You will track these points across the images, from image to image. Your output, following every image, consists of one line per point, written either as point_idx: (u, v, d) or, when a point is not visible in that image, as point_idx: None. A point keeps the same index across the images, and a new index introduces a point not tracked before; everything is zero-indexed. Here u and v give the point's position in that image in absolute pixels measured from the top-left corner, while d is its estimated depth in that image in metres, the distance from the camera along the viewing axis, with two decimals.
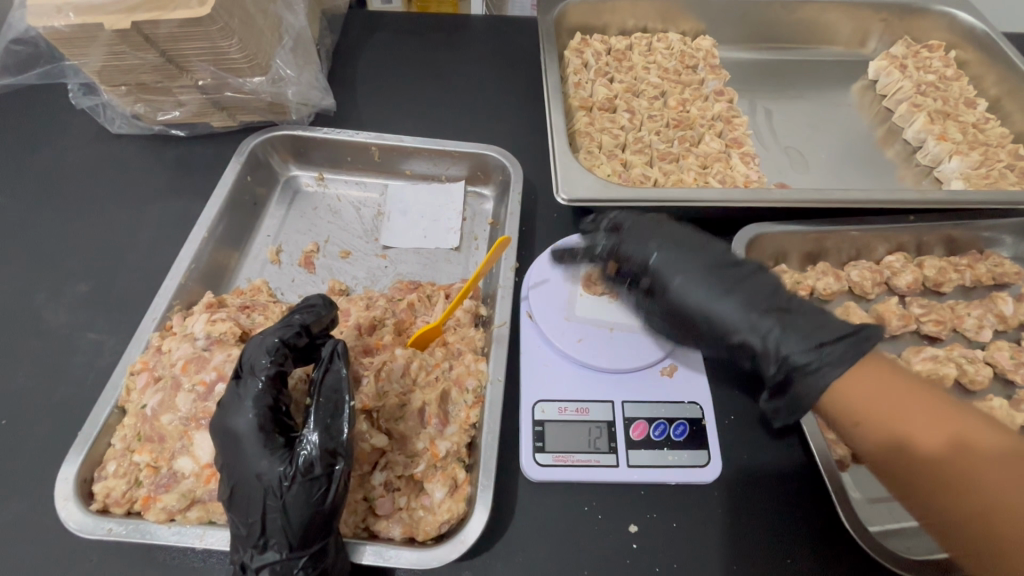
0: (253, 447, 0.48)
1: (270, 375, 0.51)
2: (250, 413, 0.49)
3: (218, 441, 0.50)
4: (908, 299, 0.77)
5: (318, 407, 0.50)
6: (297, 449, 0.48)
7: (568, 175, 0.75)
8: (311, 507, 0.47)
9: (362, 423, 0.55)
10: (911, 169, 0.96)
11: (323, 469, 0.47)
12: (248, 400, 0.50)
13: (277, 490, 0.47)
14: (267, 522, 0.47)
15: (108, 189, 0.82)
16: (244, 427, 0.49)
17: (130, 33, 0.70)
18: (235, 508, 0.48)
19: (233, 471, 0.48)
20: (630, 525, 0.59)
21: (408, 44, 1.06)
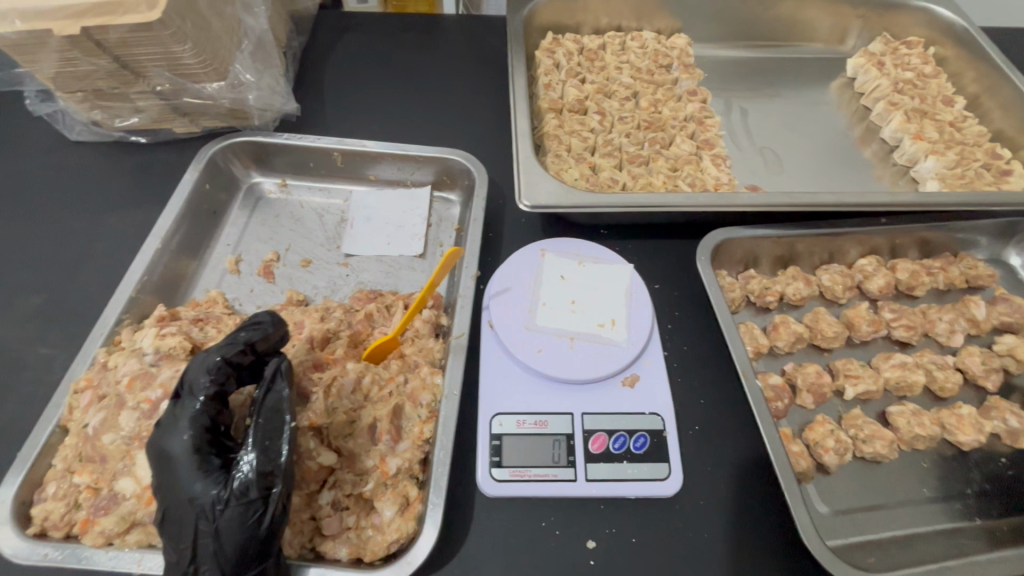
0: (186, 469, 0.46)
1: (208, 395, 0.50)
2: (185, 433, 0.48)
3: (152, 463, 0.48)
4: (879, 303, 0.76)
5: (257, 428, 0.48)
6: (233, 471, 0.47)
7: (531, 180, 0.73)
8: (244, 532, 0.45)
9: (309, 440, 0.54)
10: (888, 168, 0.94)
11: (259, 492, 0.46)
12: (184, 420, 0.48)
13: (209, 514, 0.45)
14: (199, 549, 0.45)
15: (65, 199, 0.80)
16: (179, 449, 0.47)
17: (79, 38, 0.68)
18: (168, 534, 0.46)
19: (166, 495, 0.46)
20: (588, 541, 0.58)
21: (378, 45, 1.04)
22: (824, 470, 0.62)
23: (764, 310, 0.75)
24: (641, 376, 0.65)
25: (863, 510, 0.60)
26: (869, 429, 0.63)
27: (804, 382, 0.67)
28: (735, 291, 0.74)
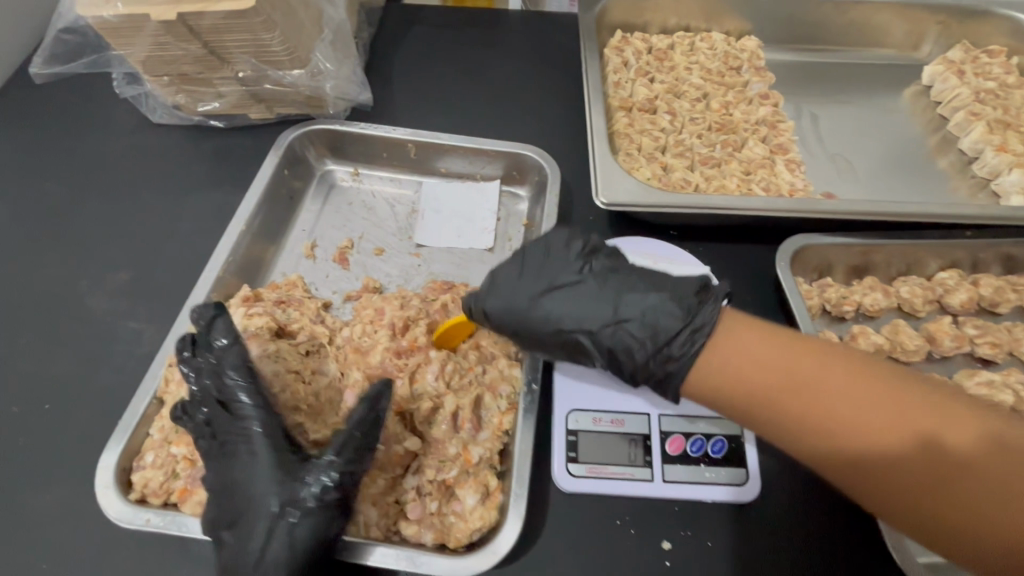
0: (265, 467, 0.52)
1: (258, 404, 0.55)
2: (258, 430, 0.54)
3: (224, 459, 0.54)
4: (961, 319, 0.74)
5: (347, 448, 0.51)
6: (305, 483, 0.51)
7: (607, 178, 0.73)
8: (316, 544, 0.49)
9: (396, 425, 0.57)
10: (966, 180, 0.91)
11: (336, 507, 0.50)
12: (251, 420, 0.54)
13: (285, 518, 0.50)
14: (262, 556, 0.49)
15: (149, 179, 0.82)
16: (253, 458, 0.53)
17: (174, 24, 0.69)
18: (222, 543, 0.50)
19: (242, 491, 0.52)
20: (663, 542, 0.57)
21: (445, 39, 1.05)
22: None
23: (840, 319, 0.73)
24: None
25: None
26: None
27: None
28: (811, 299, 0.73)
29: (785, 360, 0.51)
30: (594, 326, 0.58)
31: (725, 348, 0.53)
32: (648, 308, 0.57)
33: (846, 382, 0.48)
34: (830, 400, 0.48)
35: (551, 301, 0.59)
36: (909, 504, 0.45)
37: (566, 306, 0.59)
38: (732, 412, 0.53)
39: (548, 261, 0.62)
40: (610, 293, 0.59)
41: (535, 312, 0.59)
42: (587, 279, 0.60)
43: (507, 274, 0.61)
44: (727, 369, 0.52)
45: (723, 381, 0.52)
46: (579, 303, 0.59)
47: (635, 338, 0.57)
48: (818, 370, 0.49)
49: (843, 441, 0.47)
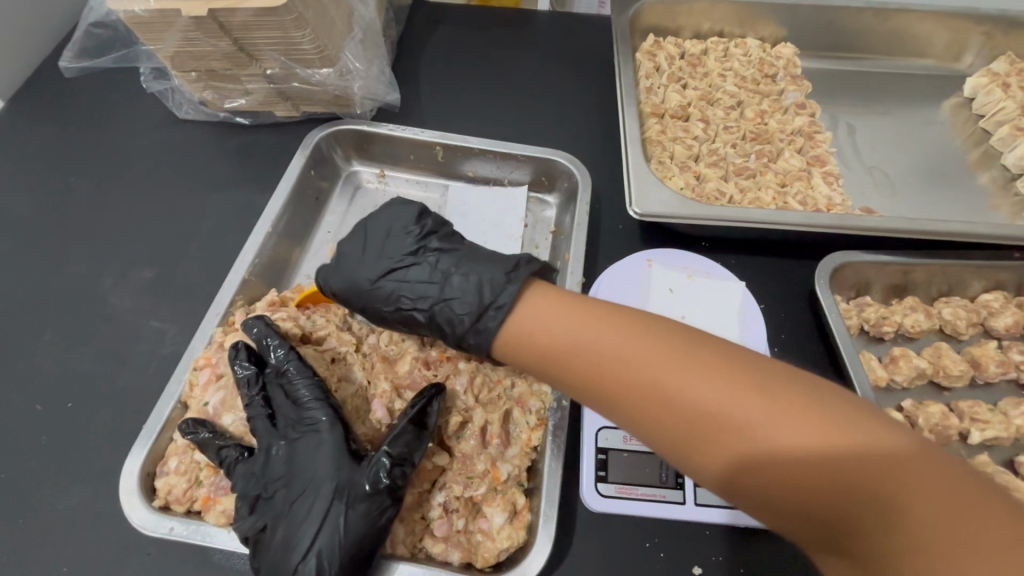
0: (325, 449, 0.51)
1: (318, 393, 0.54)
2: (322, 414, 0.53)
3: (283, 442, 0.53)
4: (1007, 344, 0.71)
5: (404, 433, 0.52)
6: (361, 471, 0.50)
7: (642, 188, 0.71)
8: (367, 526, 0.48)
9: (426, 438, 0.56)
10: (1009, 198, 0.88)
11: (389, 493, 0.49)
12: (314, 408, 0.53)
13: (339, 500, 0.49)
14: (308, 548, 0.48)
15: (174, 176, 0.82)
16: (306, 445, 0.52)
17: (205, 20, 0.68)
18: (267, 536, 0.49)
19: (297, 473, 0.51)
20: (695, 567, 0.55)
21: (473, 39, 1.03)
22: None
23: (879, 340, 0.71)
24: None
25: None
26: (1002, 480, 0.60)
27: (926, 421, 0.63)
28: (850, 318, 0.70)
29: (616, 358, 0.44)
30: (434, 293, 0.56)
31: (545, 314, 0.49)
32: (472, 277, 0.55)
33: (683, 368, 0.42)
34: (657, 391, 0.42)
35: (390, 284, 0.58)
36: (803, 506, 0.37)
37: (401, 288, 0.58)
38: (601, 410, 0.46)
39: (387, 241, 0.60)
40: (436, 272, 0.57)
41: (376, 289, 0.58)
42: (422, 257, 0.58)
43: (358, 248, 0.60)
44: (564, 343, 0.47)
45: (554, 359, 0.47)
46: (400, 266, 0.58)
47: (456, 314, 0.54)
48: (665, 357, 0.43)
49: (699, 436, 0.40)
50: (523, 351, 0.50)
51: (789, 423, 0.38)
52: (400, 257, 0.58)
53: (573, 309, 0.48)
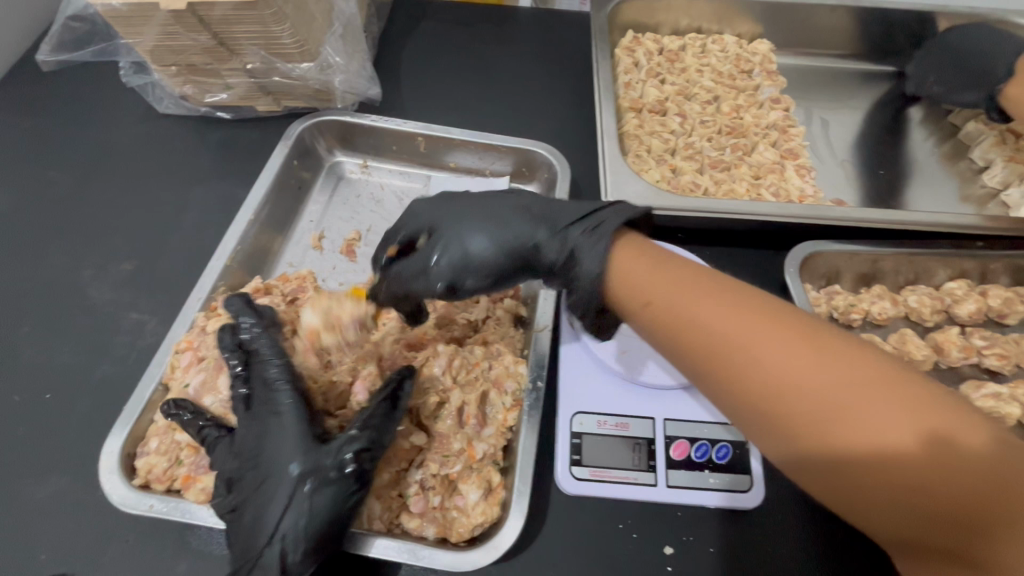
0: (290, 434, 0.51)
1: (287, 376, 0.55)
2: (287, 399, 0.53)
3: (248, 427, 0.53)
4: (969, 329, 0.73)
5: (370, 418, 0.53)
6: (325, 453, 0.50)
7: (617, 180, 0.73)
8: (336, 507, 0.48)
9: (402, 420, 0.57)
10: (976, 190, 0.91)
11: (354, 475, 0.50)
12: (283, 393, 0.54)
13: (303, 483, 0.49)
14: (273, 531, 0.48)
15: (155, 170, 0.82)
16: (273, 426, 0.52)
17: (184, 14, 0.68)
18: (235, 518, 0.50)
19: (264, 456, 0.51)
20: (665, 547, 0.57)
21: (455, 34, 1.04)
22: None
23: (847, 327, 0.73)
24: None
25: None
26: None
27: None
28: (820, 306, 0.72)
29: (755, 333, 0.41)
30: (528, 233, 0.56)
31: (657, 281, 0.46)
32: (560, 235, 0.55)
33: (832, 349, 0.40)
34: (763, 368, 0.40)
35: (473, 232, 0.56)
36: (937, 504, 0.36)
37: (485, 233, 0.56)
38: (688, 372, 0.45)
39: (456, 203, 0.60)
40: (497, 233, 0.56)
41: (464, 236, 0.56)
42: (501, 209, 0.58)
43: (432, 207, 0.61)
44: (654, 299, 0.46)
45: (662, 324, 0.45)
46: (466, 224, 0.57)
47: (553, 247, 0.55)
48: (788, 340, 0.40)
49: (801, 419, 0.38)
50: (627, 299, 0.48)
51: (931, 415, 0.36)
52: (471, 213, 0.58)
53: (698, 281, 0.45)
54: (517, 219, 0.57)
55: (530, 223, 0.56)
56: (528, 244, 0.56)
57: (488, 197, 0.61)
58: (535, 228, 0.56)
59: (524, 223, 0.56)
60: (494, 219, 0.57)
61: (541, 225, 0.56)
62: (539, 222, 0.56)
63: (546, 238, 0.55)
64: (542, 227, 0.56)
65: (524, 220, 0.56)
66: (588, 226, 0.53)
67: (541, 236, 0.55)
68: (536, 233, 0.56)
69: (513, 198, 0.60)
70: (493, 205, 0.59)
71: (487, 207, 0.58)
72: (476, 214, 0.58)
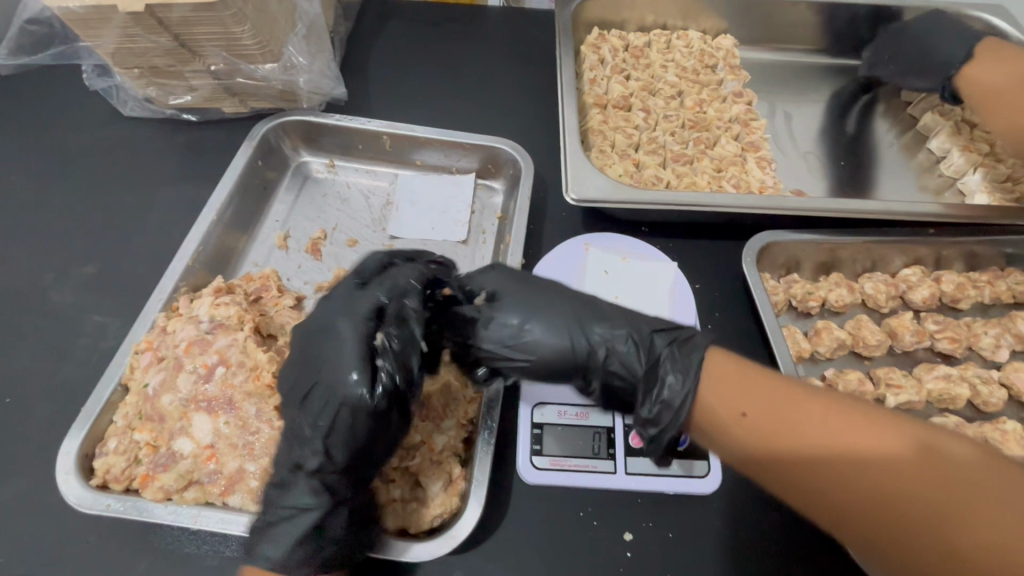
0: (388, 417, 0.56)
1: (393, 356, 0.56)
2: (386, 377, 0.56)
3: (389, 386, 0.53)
4: (923, 314, 0.76)
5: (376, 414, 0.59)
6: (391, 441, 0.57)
7: (578, 174, 0.74)
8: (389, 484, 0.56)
9: None
10: (934, 179, 0.93)
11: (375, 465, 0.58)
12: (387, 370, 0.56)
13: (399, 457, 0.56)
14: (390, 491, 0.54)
15: (118, 173, 0.82)
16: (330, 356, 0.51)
17: (143, 16, 0.67)
18: (322, 461, 0.50)
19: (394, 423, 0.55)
20: (625, 533, 0.58)
21: (422, 34, 1.04)
22: None
23: (806, 315, 0.75)
24: None
25: None
26: None
27: (845, 387, 0.67)
28: (778, 295, 0.74)
29: (800, 421, 0.46)
30: (596, 354, 0.55)
31: (712, 386, 0.50)
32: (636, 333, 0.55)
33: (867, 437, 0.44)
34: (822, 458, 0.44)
35: (523, 345, 0.55)
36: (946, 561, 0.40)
37: (533, 343, 0.55)
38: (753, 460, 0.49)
39: (505, 298, 0.57)
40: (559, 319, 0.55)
41: (519, 342, 0.55)
42: (561, 311, 0.56)
43: (502, 272, 0.60)
44: (712, 407, 0.50)
45: (719, 423, 0.49)
46: (530, 308, 0.56)
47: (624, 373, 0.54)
48: (844, 431, 0.44)
49: (856, 490, 0.43)
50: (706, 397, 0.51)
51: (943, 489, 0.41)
52: (518, 328, 0.55)
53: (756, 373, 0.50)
54: (581, 331, 0.55)
55: (596, 340, 0.55)
56: (593, 363, 0.55)
57: (541, 289, 0.58)
58: (596, 346, 0.55)
59: (584, 340, 0.55)
60: (549, 335, 0.55)
61: (606, 347, 0.55)
62: (603, 340, 0.55)
63: (613, 366, 0.54)
64: (607, 347, 0.55)
65: (583, 338, 0.55)
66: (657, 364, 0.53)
67: (607, 357, 0.55)
68: (597, 356, 0.55)
69: (564, 300, 0.57)
70: (546, 308, 0.56)
71: (540, 301, 0.56)
72: (519, 323, 0.55)
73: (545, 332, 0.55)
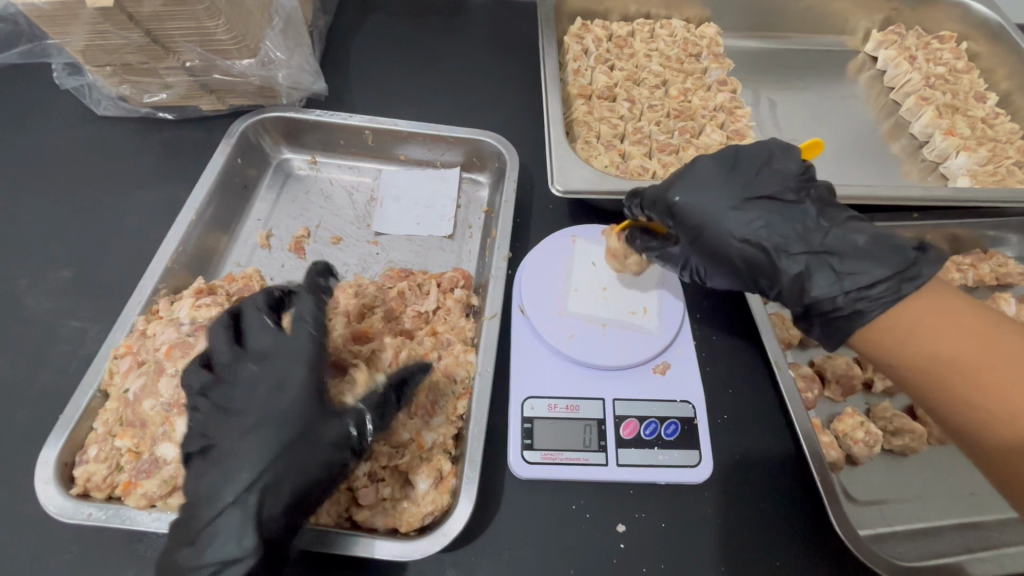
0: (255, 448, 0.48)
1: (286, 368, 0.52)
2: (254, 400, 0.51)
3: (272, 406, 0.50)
4: None
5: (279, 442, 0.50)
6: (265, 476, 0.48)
7: (562, 166, 0.73)
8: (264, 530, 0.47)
9: None
10: (917, 164, 0.94)
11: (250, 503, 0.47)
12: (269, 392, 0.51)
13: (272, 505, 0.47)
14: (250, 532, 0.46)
15: (93, 175, 0.80)
16: (273, 395, 0.50)
17: (112, 11, 0.65)
18: (239, 503, 0.46)
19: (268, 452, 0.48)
20: (618, 525, 0.58)
21: (404, 27, 1.03)
22: (853, 461, 0.64)
23: None
24: (672, 364, 0.66)
25: (889, 502, 0.62)
26: (899, 422, 0.65)
27: (833, 373, 0.68)
28: None
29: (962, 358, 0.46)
30: (816, 249, 0.53)
31: (915, 309, 0.49)
32: (860, 248, 0.52)
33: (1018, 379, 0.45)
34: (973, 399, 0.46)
35: (752, 223, 0.54)
36: None
37: (767, 228, 0.53)
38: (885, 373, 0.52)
39: (764, 175, 0.56)
40: (826, 225, 0.53)
41: (741, 223, 0.54)
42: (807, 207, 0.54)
43: (735, 163, 0.57)
44: (899, 325, 0.49)
45: (888, 343, 0.50)
46: (773, 199, 0.54)
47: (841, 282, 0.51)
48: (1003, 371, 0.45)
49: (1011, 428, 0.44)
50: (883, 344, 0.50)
51: None
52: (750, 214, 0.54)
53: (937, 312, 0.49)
54: (819, 231, 0.53)
55: (862, 249, 0.52)
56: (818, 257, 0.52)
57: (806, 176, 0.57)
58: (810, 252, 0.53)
59: (818, 243, 0.53)
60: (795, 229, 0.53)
61: (837, 258, 0.52)
62: (837, 252, 0.52)
63: (824, 272, 0.52)
64: (836, 258, 0.52)
65: (817, 239, 0.53)
66: (895, 282, 0.50)
67: (829, 261, 0.52)
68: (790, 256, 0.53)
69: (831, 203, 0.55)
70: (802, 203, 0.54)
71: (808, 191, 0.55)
72: (753, 208, 0.54)
73: (780, 223, 0.53)
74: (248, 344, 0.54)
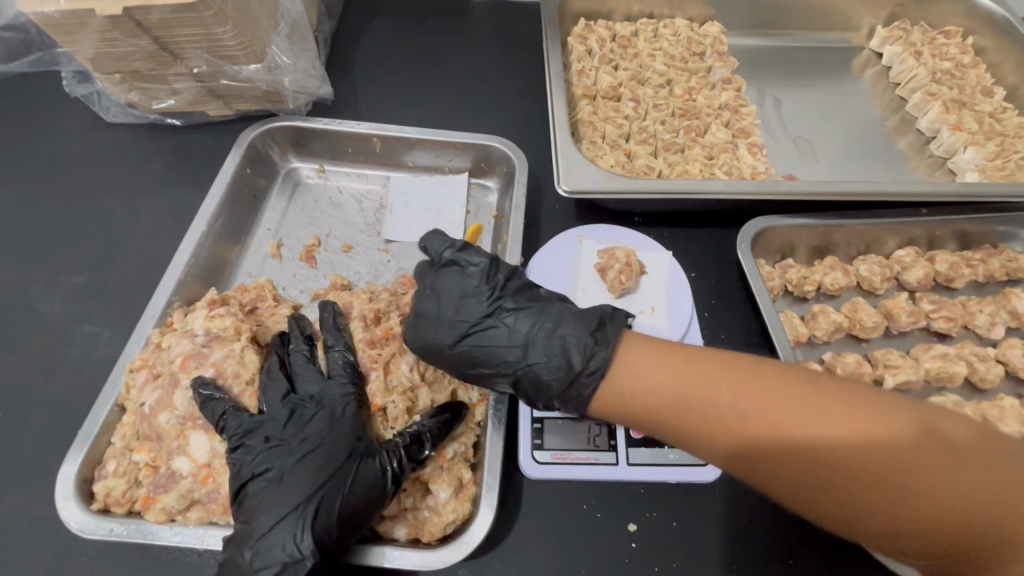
0: (318, 459, 0.53)
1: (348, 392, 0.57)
2: (318, 422, 0.55)
3: (331, 425, 0.55)
4: (918, 295, 0.76)
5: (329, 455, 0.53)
6: (330, 484, 0.51)
7: (568, 167, 0.73)
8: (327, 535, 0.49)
9: (377, 422, 0.59)
10: (924, 160, 0.93)
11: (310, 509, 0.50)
12: (330, 410, 0.56)
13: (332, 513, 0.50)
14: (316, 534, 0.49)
15: (104, 182, 0.80)
16: (329, 422, 0.55)
17: (121, 19, 0.65)
18: (301, 520, 0.50)
19: (331, 465, 0.52)
20: (629, 524, 0.58)
21: (409, 30, 1.03)
22: None
23: (802, 299, 0.75)
24: None
25: None
26: None
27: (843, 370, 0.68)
28: (773, 280, 0.74)
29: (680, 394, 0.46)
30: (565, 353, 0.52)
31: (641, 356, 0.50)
32: (555, 333, 0.54)
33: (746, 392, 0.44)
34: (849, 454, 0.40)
35: (495, 335, 0.56)
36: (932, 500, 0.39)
37: (504, 340, 0.55)
38: (636, 425, 0.49)
39: (463, 296, 0.57)
40: (522, 331, 0.55)
41: (450, 329, 0.57)
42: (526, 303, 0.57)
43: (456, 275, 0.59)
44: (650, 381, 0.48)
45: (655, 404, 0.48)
46: (545, 335, 0.54)
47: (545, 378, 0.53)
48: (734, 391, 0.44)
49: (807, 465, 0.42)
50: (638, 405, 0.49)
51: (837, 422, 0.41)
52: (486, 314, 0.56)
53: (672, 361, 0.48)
54: (557, 329, 0.54)
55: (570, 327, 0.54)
56: (578, 347, 0.52)
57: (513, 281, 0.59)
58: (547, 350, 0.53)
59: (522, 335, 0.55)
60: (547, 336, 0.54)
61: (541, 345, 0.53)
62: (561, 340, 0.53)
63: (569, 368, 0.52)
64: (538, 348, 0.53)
65: (567, 334, 0.53)
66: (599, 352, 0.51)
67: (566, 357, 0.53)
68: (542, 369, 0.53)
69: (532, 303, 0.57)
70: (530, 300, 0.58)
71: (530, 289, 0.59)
72: (494, 318, 0.56)
73: (515, 326, 0.55)
74: (299, 380, 0.59)
